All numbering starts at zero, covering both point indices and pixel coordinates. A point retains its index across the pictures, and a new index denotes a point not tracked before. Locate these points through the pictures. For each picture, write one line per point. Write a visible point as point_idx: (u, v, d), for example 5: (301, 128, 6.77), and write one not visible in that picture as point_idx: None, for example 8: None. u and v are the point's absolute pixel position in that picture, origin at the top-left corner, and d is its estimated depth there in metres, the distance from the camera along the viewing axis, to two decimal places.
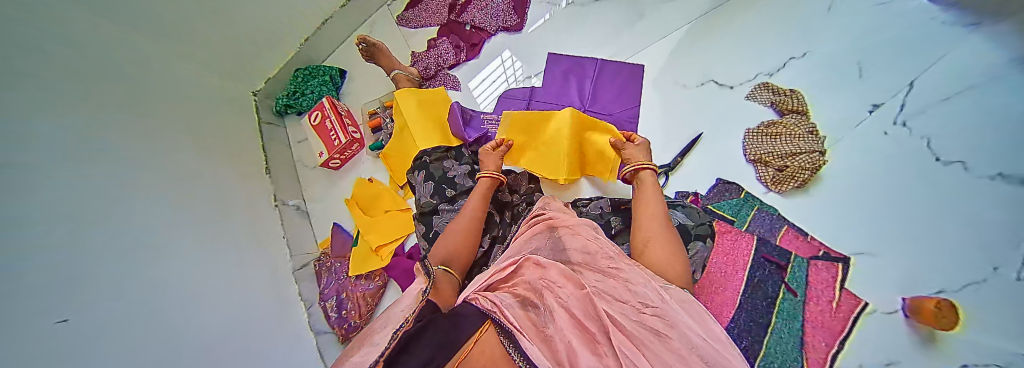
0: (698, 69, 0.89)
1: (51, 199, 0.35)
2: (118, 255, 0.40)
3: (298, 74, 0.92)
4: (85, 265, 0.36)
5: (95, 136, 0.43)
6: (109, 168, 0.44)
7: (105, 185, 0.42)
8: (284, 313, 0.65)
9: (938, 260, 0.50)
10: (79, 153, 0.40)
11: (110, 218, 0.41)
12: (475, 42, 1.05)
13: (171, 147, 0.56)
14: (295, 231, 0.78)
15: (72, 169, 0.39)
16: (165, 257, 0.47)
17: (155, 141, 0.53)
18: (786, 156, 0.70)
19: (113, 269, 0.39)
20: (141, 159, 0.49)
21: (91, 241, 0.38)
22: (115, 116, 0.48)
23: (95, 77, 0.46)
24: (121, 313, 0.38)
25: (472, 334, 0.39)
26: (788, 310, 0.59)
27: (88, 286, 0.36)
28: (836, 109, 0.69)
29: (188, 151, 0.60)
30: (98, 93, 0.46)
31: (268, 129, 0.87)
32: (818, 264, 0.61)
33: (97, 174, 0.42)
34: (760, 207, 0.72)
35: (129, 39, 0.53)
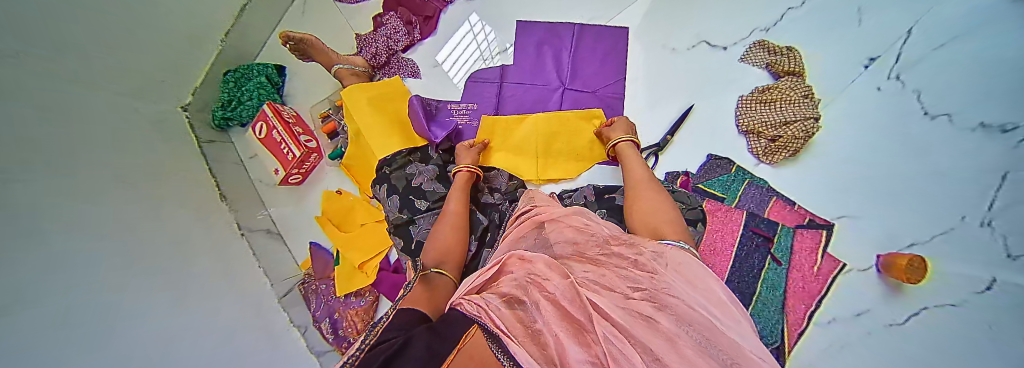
0: (686, 30, 0.82)
1: (16, 254, 0.31)
2: (95, 309, 0.36)
3: (228, 77, 0.81)
4: (61, 330, 0.32)
5: (43, 179, 0.38)
6: (60, 214, 0.38)
7: (60, 244, 0.36)
8: (275, 341, 0.62)
9: (916, 211, 0.48)
10: (26, 200, 0.34)
11: (71, 273, 0.36)
12: (429, 14, 0.91)
13: (114, 170, 0.48)
14: (268, 256, 0.74)
15: (28, 223, 0.33)
16: (146, 297, 0.43)
17: (94, 166, 0.46)
18: (779, 126, 0.67)
19: (102, 321, 0.36)
20: (89, 195, 0.43)
21: (58, 297, 0.33)
22: (50, 150, 0.40)
23: (32, 103, 0.40)
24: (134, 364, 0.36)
25: (457, 341, 0.33)
26: (772, 280, 0.60)
27: (82, 341, 0.33)
28: (823, 70, 0.66)
29: (138, 174, 0.53)
30: (34, 126, 0.39)
31: (211, 148, 0.76)
32: (804, 232, 0.60)
33: (52, 225, 0.36)
34: (750, 181, 0.70)
35: (43, 46, 0.44)
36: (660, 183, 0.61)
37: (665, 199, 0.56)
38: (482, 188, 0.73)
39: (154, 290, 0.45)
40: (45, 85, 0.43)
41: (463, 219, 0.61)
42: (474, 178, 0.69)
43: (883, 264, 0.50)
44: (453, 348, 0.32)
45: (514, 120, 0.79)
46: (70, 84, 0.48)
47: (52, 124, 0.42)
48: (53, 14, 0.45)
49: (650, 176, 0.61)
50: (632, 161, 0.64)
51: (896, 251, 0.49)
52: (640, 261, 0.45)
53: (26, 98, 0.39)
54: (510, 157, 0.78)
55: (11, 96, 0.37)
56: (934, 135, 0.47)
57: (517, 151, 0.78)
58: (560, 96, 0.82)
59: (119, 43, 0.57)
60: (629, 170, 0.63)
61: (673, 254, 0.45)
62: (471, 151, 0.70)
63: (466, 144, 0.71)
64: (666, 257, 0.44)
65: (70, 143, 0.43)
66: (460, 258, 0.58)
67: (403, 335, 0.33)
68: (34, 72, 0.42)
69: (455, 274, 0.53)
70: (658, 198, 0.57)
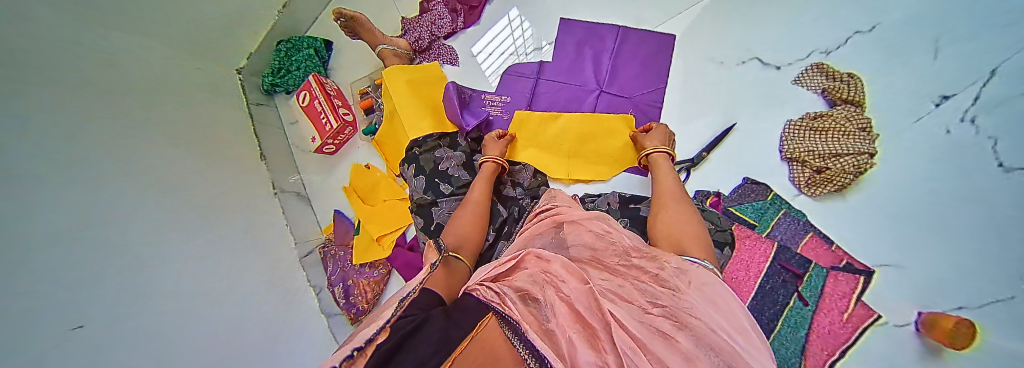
0: (737, 44, 0.78)
1: (39, 191, 0.34)
2: (122, 249, 0.41)
3: (280, 47, 0.86)
4: (74, 260, 0.35)
5: (80, 124, 0.41)
6: (82, 158, 0.40)
7: (80, 185, 0.39)
8: (288, 298, 0.66)
9: (972, 272, 0.43)
10: (61, 142, 0.38)
11: (105, 213, 0.40)
12: (474, 4, 0.92)
13: (146, 123, 0.51)
14: (296, 218, 0.78)
15: (54, 161, 0.37)
16: (170, 244, 0.47)
17: (135, 118, 0.50)
18: (828, 157, 0.63)
19: (119, 261, 0.40)
20: (134, 143, 0.48)
21: (70, 234, 0.35)
22: (93, 98, 0.44)
23: (60, 52, 0.42)
24: (135, 307, 0.39)
25: (474, 328, 0.34)
26: (795, 319, 0.56)
27: (94, 275, 0.36)
28: (887, 103, 0.60)
29: (179, 130, 0.58)
30: (78, 77, 0.43)
31: (257, 111, 0.81)
32: (838, 276, 0.56)
33: (86, 167, 0.40)
34: (786, 211, 0.66)
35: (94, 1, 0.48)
36: (690, 198, 0.58)
37: (692, 213, 0.55)
38: (506, 181, 0.74)
39: (177, 239, 0.49)
40: (91, 38, 0.47)
41: (484, 209, 0.62)
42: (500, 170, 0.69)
43: (925, 323, 0.45)
44: (466, 337, 0.31)
45: (547, 116, 0.79)
46: (122, 41, 0.52)
47: (88, 75, 0.45)
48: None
49: (680, 187, 0.59)
50: (662, 171, 0.63)
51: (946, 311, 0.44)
52: (660, 276, 0.43)
53: (52, 47, 0.41)
54: (539, 153, 0.78)
55: (45, 44, 0.40)
56: (1007, 193, 0.42)
57: (544, 147, 0.78)
58: (596, 99, 0.80)
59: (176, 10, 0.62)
60: (659, 180, 0.62)
61: (696, 272, 0.43)
62: (499, 142, 0.71)
63: (495, 134, 0.72)
64: (689, 275, 0.43)
65: (101, 93, 0.46)
66: (477, 247, 0.58)
67: (421, 316, 0.34)
68: (80, 23, 0.46)
69: (471, 261, 0.54)
70: (684, 212, 0.55)
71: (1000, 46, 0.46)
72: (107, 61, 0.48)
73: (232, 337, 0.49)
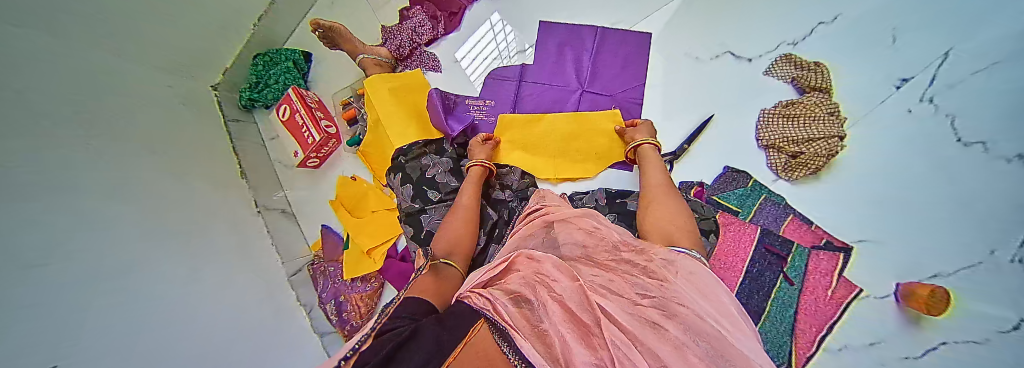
0: (710, 39, 0.81)
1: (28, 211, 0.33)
2: (111, 270, 0.39)
3: (257, 61, 0.84)
4: (62, 281, 0.33)
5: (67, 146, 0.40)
6: (67, 182, 0.39)
7: (68, 208, 0.38)
8: (279, 318, 0.64)
9: (937, 241, 0.46)
10: (47, 162, 0.37)
11: (87, 234, 0.38)
12: (454, 10, 0.92)
13: (130, 142, 0.50)
14: (281, 235, 0.76)
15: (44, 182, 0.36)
16: (160, 264, 0.46)
17: (118, 135, 0.48)
18: (801, 142, 0.66)
19: (109, 282, 0.38)
20: (119, 162, 0.47)
21: (58, 256, 0.34)
22: (75, 115, 0.43)
23: (47, 72, 0.40)
24: (132, 326, 0.38)
25: (466, 335, 0.33)
26: (783, 299, 0.58)
27: (84, 297, 0.35)
28: (853, 88, 0.64)
29: (163, 146, 0.56)
30: (66, 97, 0.42)
31: (236, 127, 0.79)
32: (819, 254, 0.59)
33: (69, 187, 0.39)
34: (767, 197, 0.68)
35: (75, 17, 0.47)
36: (676, 189, 0.60)
37: (679, 205, 0.56)
38: (494, 184, 0.74)
39: (167, 258, 0.47)
40: (77, 55, 0.46)
41: (474, 212, 0.62)
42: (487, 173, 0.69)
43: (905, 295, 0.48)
44: (459, 344, 0.31)
45: (533, 117, 0.80)
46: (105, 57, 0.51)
47: (73, 92, 0.44)
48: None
49: (666, 180, 0.61)
50: (651, 165, 0.64)
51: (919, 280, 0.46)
52: (649, 268, 0.44)
53: (32, 60, 0.39)
54: (526, 155, 0.78)
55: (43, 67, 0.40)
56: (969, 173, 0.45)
57: (532, 149, 0.78)
58: (578, 99, 0.82)
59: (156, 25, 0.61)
60: (647, 173, 0.63)
61: (683, 263, 0.44)
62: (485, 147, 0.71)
63: (480, 138, 0.72)
64: (676, 265, 0.44)
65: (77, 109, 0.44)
66: (468, 252, 0.58)
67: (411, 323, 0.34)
68: (66, 42, 0.45)
69: (464, 266, 0.54)
70: (672, 204, 0.56)
71: (957, 29, 0.50)
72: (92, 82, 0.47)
73: (227, 356, 0.47)
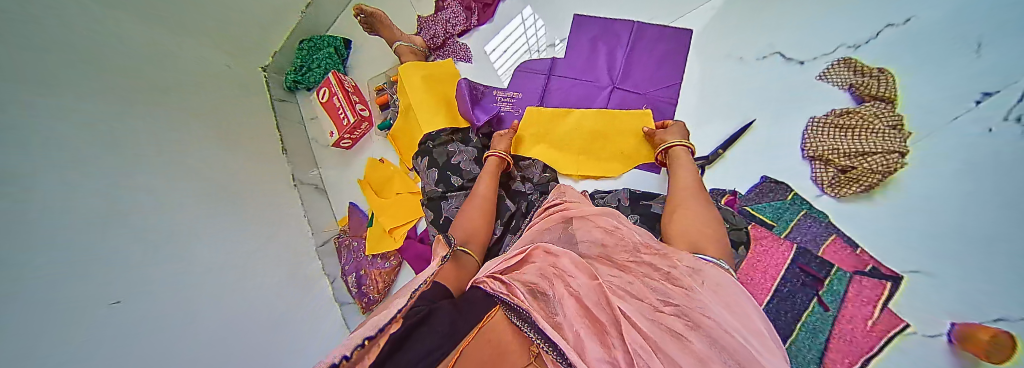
0: (759, 39, 0.75)
1: (58, 179, 0.37)
2: (145, 236, 0.44)
3: (302, 46, 0.90)
4: (100, 242, 0.39)
5: (108, 118, 0.45)
6: (105, 153, 0.43)
7: (108, 178, 0.42)
8: (303, 285, 0.69)
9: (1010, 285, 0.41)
10: (79, 132, 0.41)
11: (126, 201, 0.43)
12: (488, 1, 0.93)
13: (167, 119, 0.55)
14: (313, 209, 0.82)
15: (68, 148, 0.39)
16: (190, 232, 0.51)
17: (156, 112, 0.53)
18: (855, 156, 0.59)
19: (141, 247, 0.43)
20: (157, 136, 0.52)
21: (85, 210, 0.38)
22: (114, 93, 0.48)
23: (78, 49, 0.45)
24: (157, 288, 0.43)
25: (480, 321, 0.35)
26: (813, 324, 0.53)
27: (117, 259, 0.40)
28: (921, 98, 0.57)
29: (199, 124, 0.61)
30: (104, 76, 0.47)
31: (281, 106, 0.87)
32: (863, 280, 0.53)
33: (111, 157, 0.44)
34: (807, 213, 0.63)
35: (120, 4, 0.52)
36: (706, 192, 0.57)
37: (709, 210, 0.53)
38: (516, 176, 0.74)
39: (194, 228, 0.52)
40: (119, 40, 0.51)
41: (490, 203, 0.63)
42: (504, 164, 0.70)
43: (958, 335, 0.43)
44: (470, 332, 0.32)
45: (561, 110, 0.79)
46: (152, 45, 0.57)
47: (115, 73, 0.49)
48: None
49: (696, 182, 0.58)
50: (681, 165, 0.61)
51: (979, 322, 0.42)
52: (672, 274, 0.42)
53: (64, 39, 0.43)
54: (551, 149, 0.78)
55: (71, 45, 0.44)
56: None
57: (559, 142, 0.77)
58: (608, 95, 0.79)
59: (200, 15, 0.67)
60: (677, 172, 0.61)
61: (710, 271, 0.42)
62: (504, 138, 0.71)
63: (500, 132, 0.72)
64: (702, 274, 0.41)
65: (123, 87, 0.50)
66: (483, 242, 0.59)
67: (432, 307, 0.35)
68: (108, 26, 0.50)
69: (480, 255, 0.55)
70: (702, 208, 0.54)
71: None
72: (128, 58, 0.52)
73: (242, 325, 0.52)
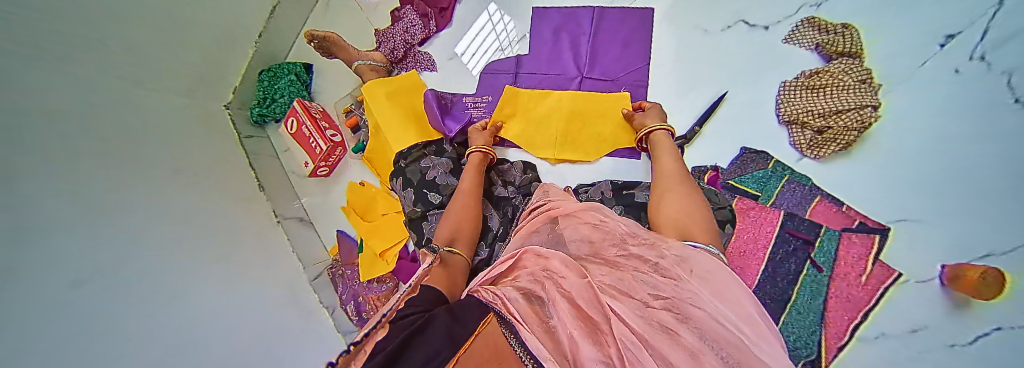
0: (721, 10, 0.74)
1: (63, 241, 0.36)
2: (155, 291, 0.43)
3: (263, 77, 0.87)
4: (113, 302, 0.38)
5: (109, 172, 0.44)
6: (109, 208, 0.42)
7: (113, 234, 0.41)
8: (307, 323, 0.69)
9: (987, 217, 0.43)
10: (77, 188, 0.40)
11: (132, 256, 0.42)
12: (443, 6, 0.91)
13: (163, 165, 0.54)
14: (303, 242, 0.81)
15: (78, 210, 0.39)
16: (195, 279, 0.50)
17: (152, 159, 0.52)
18: (829, 115, 0.60)
19: (154, 302, 0.42)
20: (155, 186, 0.51)
21: (91, 259, 0.38)
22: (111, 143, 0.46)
23: (83, 101, 0.44)
24: (180, 340, 0.42)
25: (477, 326, 0.34)
26: (811, 287, 0.54)
27: (137, 316, 0.39)
28: (891, 50, 0.58)
29: (192, 165, 0.60)
30: (104, 127, 0.46)
31: (250, 143, 0.82)
32: (852, 237, 0.54)
33: (116, 211, 0.43)
34: (789, 178, 0.63)
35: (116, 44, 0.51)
36: (693, 178, 0.57)
37: (694, 197, 0.52)
38: (496, 181, 0.74)
39: (197, 274, 0.51)
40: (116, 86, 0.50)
41: (471, 197, 0.64)
42: (488, 159, 0.70)
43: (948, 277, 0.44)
44: (469, 337, 0.31)
45: (538, 93, 0.78)
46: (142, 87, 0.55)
47: (111, 120, 0.47)
48: (131, 28, 0.53)
49: (679, 168, 0.58)
50: (663, 153, 0.61)
51: (962, 262, 0.43)
52: (661, 265, 0.42)
53: (65, 85, 0.42)
54: (531, 130, 0.77)
55: (75, 98, 0.43)
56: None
57: (535, 128, 0.77)
58: (578, 86, 0.78)
59: (184, 53, 0.65)
60: (659, 159, 0.60)
61: (697, 258, 0.41)
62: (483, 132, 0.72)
63: (477, 125, 0.73)
64: (690, 262, 0.41)
65: (123, 134, 0.49)
66: (473, 235, 0.61)
67: (426, 314, 0.35)
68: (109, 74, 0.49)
69: (467, 254, 0.56)
70: (684, 195, 0.53)
71: None
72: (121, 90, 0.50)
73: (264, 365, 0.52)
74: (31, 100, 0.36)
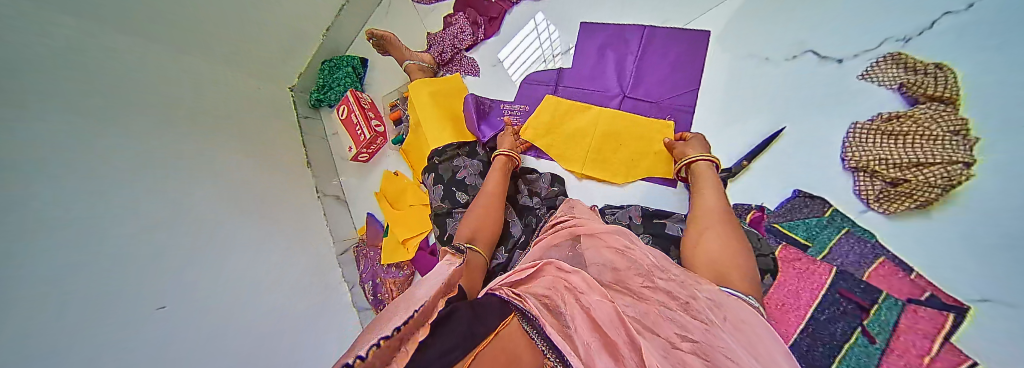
0: (787, 38, 0.68)
1: (112, 194, 0.43)
2: (183, 247, 0.50)
3: (325, 66, 0.97)
4: (148, 252, 0.45)
5: (161, 141, 0.53)
6: (156, 172, 0.50)
7: (157, 195, 0.49)
8: (327, 296, 0.74)
9: None
10: (133, 154, 0.48)
11: (172, 215, 0.50)
12: (494, 15, 0.94)
13: (209, 139, 0.62)
14: (335, 219, 0.87)
15: (129, 170, 0.47)
16: (229, 240, 0.58)
17: (200, 132, 0.61)
18: (908, 167, 0.52)
19: (182, 256, 0.49)
20: (201, 157, 0.59)
21: (135, 212, 0.45)
22: (164, 116, 0.55)
23: (136, 80, 0.53)
24: (198, 294, 0.49)
25: (495, 326, 0.34)
26: (859, 358, 0.45)
27: (166, 267, 0.46)
28: (988, 96, 0.49)
29: (238, 142, 0.69)
30: (155, 102, 0.55)
31: (306, 123, 0.94)
32: (919, 311, 0.46)
33: (159, 174, 0.51)
34: (848, 231, 0.56)
35: (166, 35, 0.60)
36: (735, 216, 0.53)
37: (735, 237, 0.49)
38: (523, 190, 0.74)
39: (233, 237, 0.59)
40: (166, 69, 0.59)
41: (494, 199, 0.64)
42: (512, 163, 0.71)
43: None
44: (489, 334, 0.32)
45: (577, 103, 0.78)
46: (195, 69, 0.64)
47: (162, 96, 0.56)
48: (178, 19, 0.62)
49: (721, 205, 0.54)
50: (705, 188, 0.57)
51: None
52: (691, 305, 0.39)
53: (118, 66, 0.50)
54: (564, 138, 0.77)
55: (128, 77, 0.51)
56: None
57: (569, 140, 0.77)
58: (618, 104, 0.76)
59: (235, 45, 0.75)
60: (698, 194, 0.57)
61: (731, 306, 0.38)
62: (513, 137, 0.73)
63: (509, 130, 0.74)
64: (724, 308, 0.37)
65: (175, 110, 0.58)
66: (492, 238, 0.61)
67: (451, 305, 0.36)
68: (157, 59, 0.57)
69: (487, 253, 0.57)
70: (723, 233, 0.50)
71: None
72: (169, 72, 0.59)
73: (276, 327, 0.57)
74: (70, 72, 0.43)
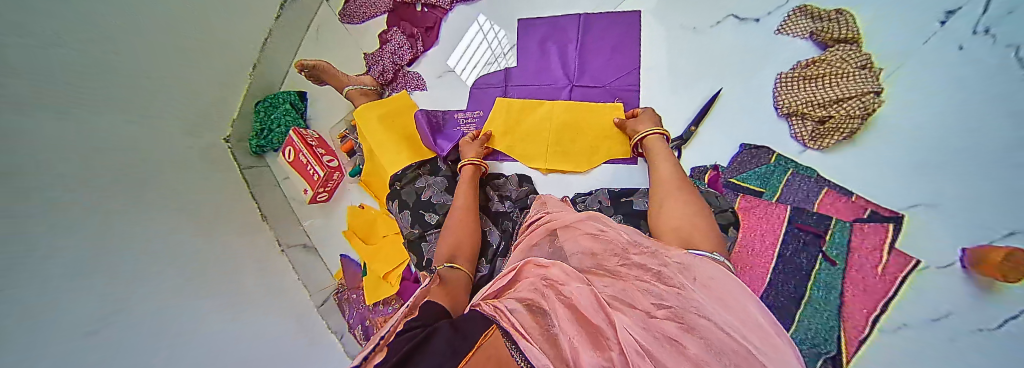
0: (706, 6, 0.73)
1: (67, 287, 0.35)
2: (163, 331, 0.43)
3: (258, 107, 0.88)
4: (124, 343, 0.37)
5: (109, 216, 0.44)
6: (111, 252, 0.42)
7: (114, 278, 0.41)
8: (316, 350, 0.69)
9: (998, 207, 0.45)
10: (79, 236, 0.39)
11: (139, 298, 0.42)
12: (430, 25, 0.91)
13: (163, 205, 0.54)
14: (305, 269, 0.82)
15: (79, 257, 0.38)
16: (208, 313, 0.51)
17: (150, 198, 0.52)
18: (829, 104, 0.58)
19: (163, 341, 0.42)
20: (157, 226, 0.51)
21: (92, 304, 0.37)
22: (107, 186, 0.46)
23: (74, 143, 0.44)
24: None
25: (478, 339, 0.32)
26: (826, 281, 0.50)
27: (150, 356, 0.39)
28: (884, 32, 0.59)
29: (195, 202, 0.61)
30: (98, 171, 0.46)
31: (251, 174, 0.84)
32: (865, 227, 0.52)
33: (114, 255, 0.42)
34: (794, 171, 0.61)
35: (106, 90, 0.51)
36: (690, 180, 0.56)
37: (694, 201, 0.51)
38: (493, 196, 0.73)
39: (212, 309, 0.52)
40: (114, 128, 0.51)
41: (467, 212, 0.63)
42: (479, 171, 0.70)
43: (970, 259, 0.45)
44: (471, 347, 0.30)
45: (529, 101, 0.78)
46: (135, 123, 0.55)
47: (105, 162, 0.47)
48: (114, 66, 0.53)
49: (676, 172, 0.56)
50: (660, 159, 0.59)
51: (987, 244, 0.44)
52: (664, 273, 0.40)
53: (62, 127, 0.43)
54: (523, 138, 0.77)
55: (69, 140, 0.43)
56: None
57: (529, 138, 0.77)
58: (569, 94, 0.77)
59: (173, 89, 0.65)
60: (653, 164, 0.60)
61: (699, 266, 0.39)
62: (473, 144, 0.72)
63: (467, 137, 0.73)
64: (693, 270, 0.39)
65: (121, 175, 0.49)
66: (473, 253, 0.60)
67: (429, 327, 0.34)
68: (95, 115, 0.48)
69: (469, 269, 0.56)
70: (682, 200, 0.52)
71: None
72: (109, 132, 0.50)
73: None
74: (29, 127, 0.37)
